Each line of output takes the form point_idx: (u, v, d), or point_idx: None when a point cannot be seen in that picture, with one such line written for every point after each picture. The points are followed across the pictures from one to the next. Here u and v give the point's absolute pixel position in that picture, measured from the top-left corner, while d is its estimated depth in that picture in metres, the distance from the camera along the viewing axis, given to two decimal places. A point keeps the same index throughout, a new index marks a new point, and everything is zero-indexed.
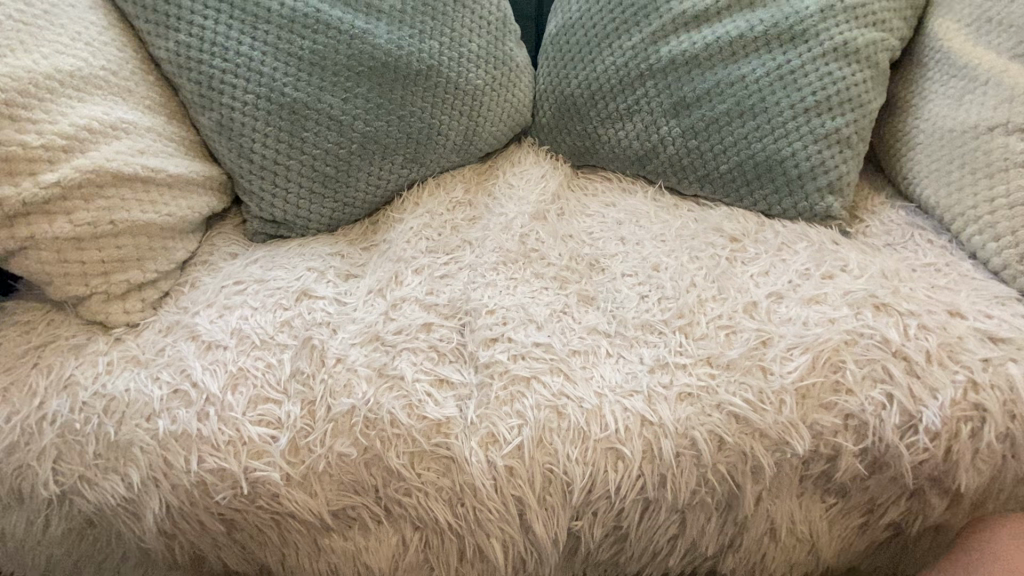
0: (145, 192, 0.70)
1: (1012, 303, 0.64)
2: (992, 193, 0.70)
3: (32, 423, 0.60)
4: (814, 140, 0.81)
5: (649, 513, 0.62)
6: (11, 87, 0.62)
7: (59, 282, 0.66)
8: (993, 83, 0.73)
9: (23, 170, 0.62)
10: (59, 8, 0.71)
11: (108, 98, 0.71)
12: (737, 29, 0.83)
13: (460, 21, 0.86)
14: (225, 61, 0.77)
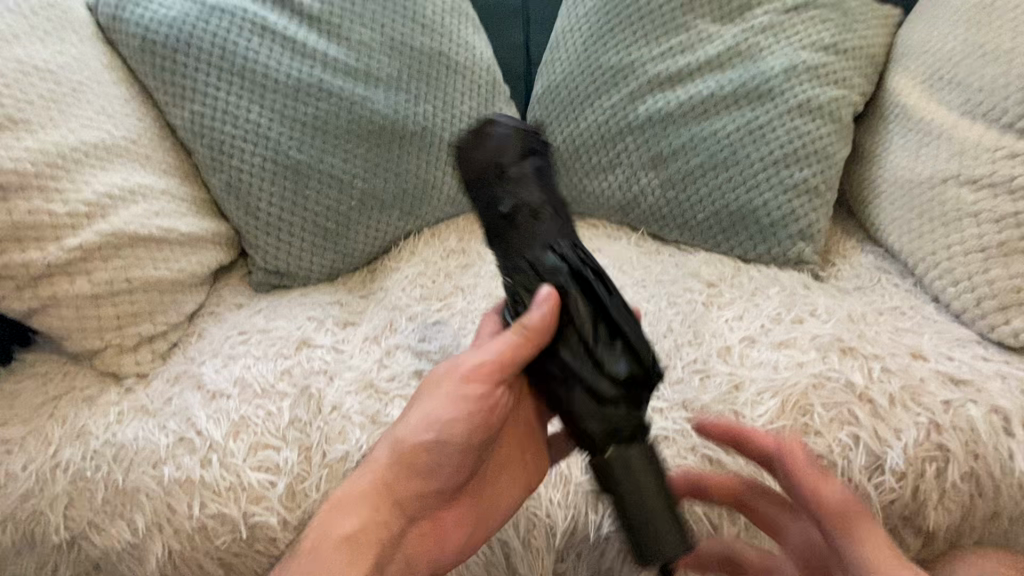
0: (158, 251, 0.76)
1: (972, 346, 0.68)
2: (949, 241, 0.74)
3: (46, 471, 0.64)
4: (783, 190, 0.86)
5: (632, 554, 0.63)
6: (41, 161, 0.68)
7: (78, 336, 0.71)
8: (945, 137, 0.78)
9: (48, 236, 0.68)
10: (85, 85, 0.78)
11: (127, 165, 0.77)
12: (708, 89, 0.89)
13: (453, 85, 0.93)
14: (235, 128, 0.84)
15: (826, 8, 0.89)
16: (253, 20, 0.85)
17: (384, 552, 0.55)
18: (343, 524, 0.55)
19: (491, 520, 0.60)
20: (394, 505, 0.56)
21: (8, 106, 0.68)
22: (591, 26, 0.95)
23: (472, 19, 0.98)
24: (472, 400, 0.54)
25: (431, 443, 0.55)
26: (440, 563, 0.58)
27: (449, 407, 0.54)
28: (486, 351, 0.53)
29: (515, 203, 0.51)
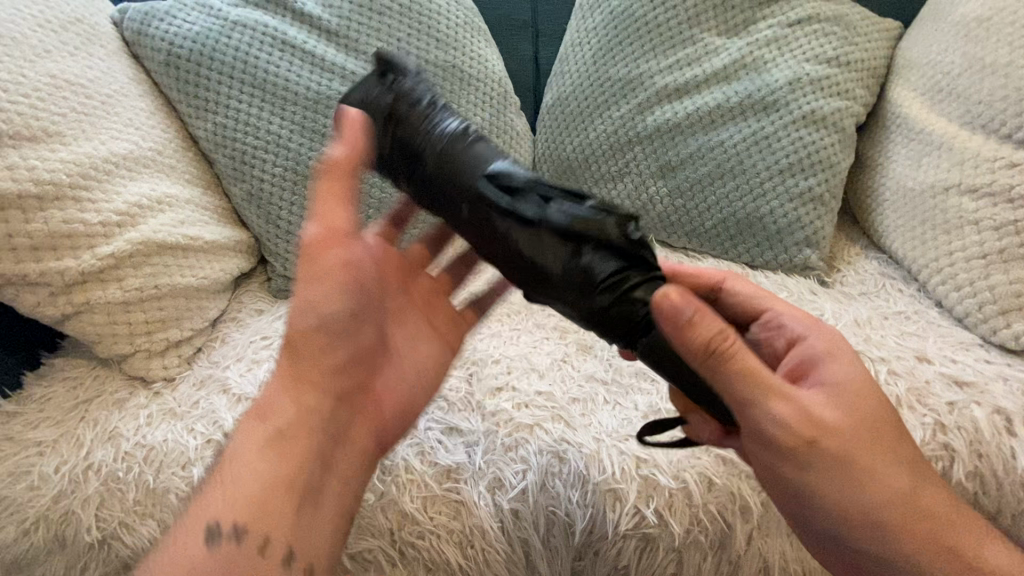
0: (185, 259, 0.78)
1: (974, 349, 0.71)
2: (951, 248, 0.76)
3: (79, 472, 0.66)
4: (788, 198, 0.88)
5: (648, 552, 0.65)
6: (75, 172, 0.71)
7: (107, 342, 0.73)
8: (946, 147, 0.80)
9: (82, 244, 0.71)
10: (114, 98, 0.80)
11: (154, 175, 0.80)
12: (714, 100, 0.92)
13: (466, 97, 0.96)
14: (256, 139, 0.87)
15: (829, 22, 0.92)
16: (274, 35, 0.87)
17: (319, 431, 0.58)
18: (266, 427, 0.57)
19: (413, 390, 0.63)
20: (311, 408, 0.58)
21: (44, 120, 0.71)
22: (600, 39, 0.98)
23: (484, 33, 1.01)
24: (319, 264, 0.55)
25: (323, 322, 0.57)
26: (379, 424, 0.62)
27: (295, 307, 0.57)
28: (317, 209, 0.54)
29: (410, 111, 0.50)
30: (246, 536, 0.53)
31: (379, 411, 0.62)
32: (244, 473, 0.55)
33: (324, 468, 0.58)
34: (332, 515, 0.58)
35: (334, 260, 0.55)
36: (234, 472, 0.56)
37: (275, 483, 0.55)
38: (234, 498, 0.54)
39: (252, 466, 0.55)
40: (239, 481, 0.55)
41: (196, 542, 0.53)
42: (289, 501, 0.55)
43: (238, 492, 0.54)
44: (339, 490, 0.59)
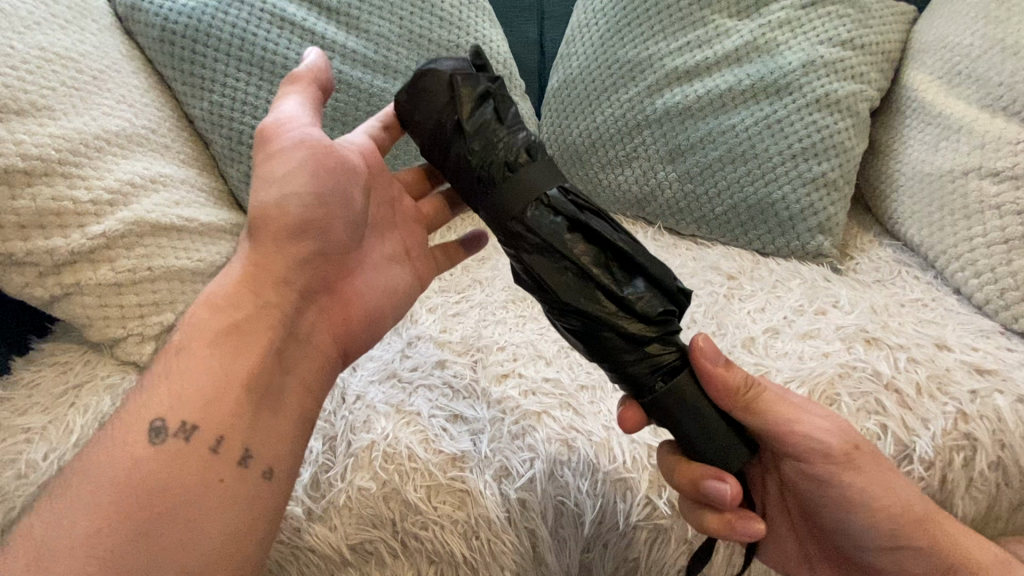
0: (179, 240, 0.76)
1: (994, 337, 0.69)
2: (970, 233, 0.74)
3: (68, 460, 0.64)
4: (801, 183, 0.86)
5: (659, 544, 0.63)
6: (65, 148, 0.68)
7: (98, 325, 0.71)
8: (965, 130, 0.78)
9: (72, 222, 0.68)
10: (106, 73, 0.77)
11: (147, 154, 0.77)
12: (726, 83, 0.89)
13: None
14: (254, 119, 0.84)
15: (843, 4, 0.89)
16: (271, 11, 0.84)
17: (272, 348, 0.59)
18: (218, 319, 0.58)
19: (367, 332, 0.66)
20: (260, 310, 0.59)
21: (32, 92, 0.67)
22: (608, 20, 0.95)
23: (489, 13, 0.97)
24: (311, 173, 0.59)
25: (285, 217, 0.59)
26: (327, 355, 0.64)
27: (261, 187, 0.60)
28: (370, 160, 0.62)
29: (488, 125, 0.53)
30: (196, 435, 0.53)
31: (331, 332, 0.64)
32: (191, 373, 0.55)
33: (277, 380, 0.59)
34: (292, 416, 0.59)
35: (279, 164, 0.59)
36: (189, 461, 0.52)
37: (226, 391, 0.55)
38: (178, 398, 0.54)
39: (201, 369, 0.55)
40: (187, 467, 0.52)
41: (137, 435, 0.51)
42: (246, 407, 0.56)
43: (187, 392, 0.54)
44: (297, 403, 0.60)
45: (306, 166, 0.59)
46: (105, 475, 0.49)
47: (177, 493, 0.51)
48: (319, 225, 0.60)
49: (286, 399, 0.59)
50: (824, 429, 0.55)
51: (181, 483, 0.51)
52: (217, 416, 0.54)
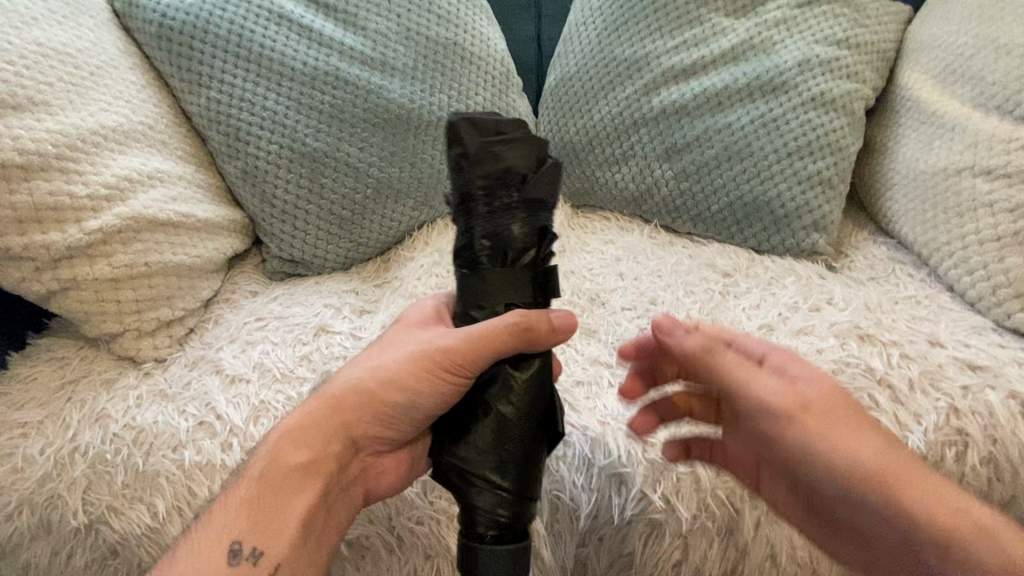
0: (176, 236, 0.76)
1: (987, 333, 0.69)
2: (963, 231, 0.75)
3: (65, 454, 0.64)
4: (797, 182, 0.86)
5: (653, 538, 0.63)
6: (62, 143, 0.68)
7: (96, 320, 0.71)
8: (958, 129, 0.78)
9: (69, 218, 0.68)
10: (104, 69, 0.77)
11: (145, 150, 0.77)
12: (722, 82, 0.90)
13: (468, 76, 0.93)
14: (251, 115, 0.83)
15: (839, 4, 0.90)
16: (270, 8, 0.84)
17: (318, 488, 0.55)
18: (293, 457, 0.55)
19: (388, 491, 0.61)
20: (326, 462, 0.56)
21: (29, 88, 0.68)
22: (605, 18, 0.96)
23: (487, 11, 0.98)
24: (431, 353, 0.54)
25: (386, 395, 0.56)
26: (354, 503, 0.60)
27: (395, 365, 0.56)
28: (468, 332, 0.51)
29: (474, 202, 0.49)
30: (246, 558, 0.51)
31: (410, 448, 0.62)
32: (262, 515, 0.53)
33: (315, 528, 0.55)
34: (329, 547, 0.57)
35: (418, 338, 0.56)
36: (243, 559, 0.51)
37: (307, 486, 0.55)
38: (239, 522, 0.52)
39: (257, 494, 0.54)
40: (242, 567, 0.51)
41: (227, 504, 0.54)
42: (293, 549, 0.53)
43: (275, 469, 0.54)
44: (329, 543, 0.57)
45: (427, 371, 0.54)
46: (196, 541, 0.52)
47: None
48: (390, 411, 0.57)
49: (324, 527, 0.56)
50: (771, 390, 0.53)
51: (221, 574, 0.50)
52: (270, 542, 0.52)
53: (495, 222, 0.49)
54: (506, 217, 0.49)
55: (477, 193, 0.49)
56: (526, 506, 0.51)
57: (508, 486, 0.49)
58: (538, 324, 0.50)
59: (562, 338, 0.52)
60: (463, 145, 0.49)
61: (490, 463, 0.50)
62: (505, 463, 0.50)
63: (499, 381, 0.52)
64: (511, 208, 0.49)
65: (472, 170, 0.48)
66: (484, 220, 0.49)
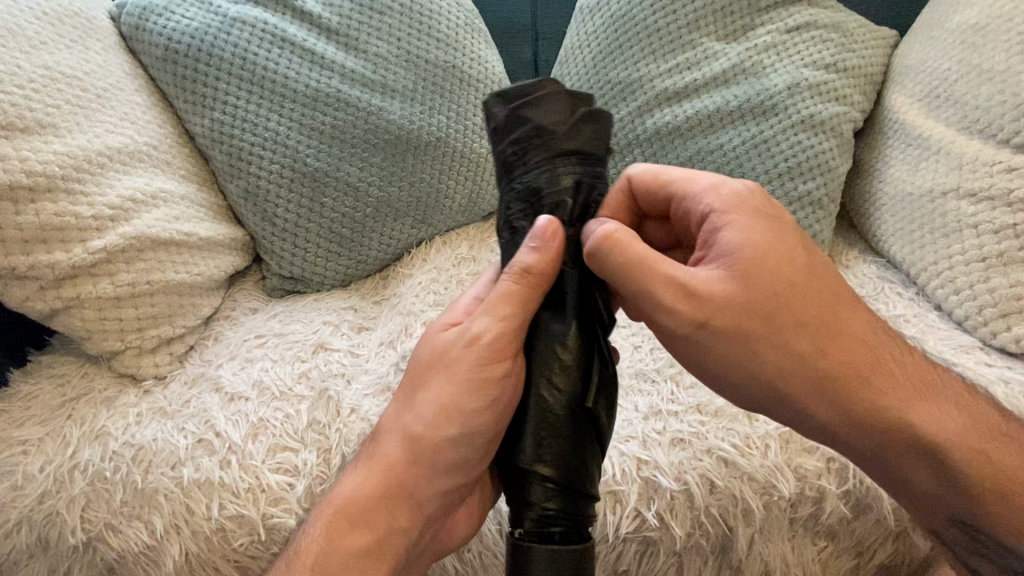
0: (178, 254, 0.77)
1: (974, 352, 0.71)
2: (950, 252, 0.77)
3: (64, 472, 0.65)
4: (788, 202, 0.88)
5: (647, 556, 0.64)
6: (68, 164, 0.70)
7: (97, 338, 0.72)
8: (944, 152, 0.81)
9: (74, 237, 0.69)
10: (110, 91, 0.79)
11: (149, 170, 0.79)
12: (714, 104, 0.92)
13: (466, 97, 0.95)
14: (253, 136, 0.85)
15: (826, 29, 0.93)
16: (273, 32, 0.87)
17: (383, 554, 0.58)
18: (352, 534, 0.58)
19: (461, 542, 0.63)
20: (388, 530, 0.59)
21: (38, 111, 0.69)
22: (600, 41, 0.98)
23: (484, 34, 1.00)
24: (483, 385, 0.56)
25: (441, 445, 0.58)
26: (424, 561, 0.63)
27: (445, 420, 0.57)
28: (500, 310, 0.55)
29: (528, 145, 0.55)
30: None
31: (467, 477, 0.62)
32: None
33: None
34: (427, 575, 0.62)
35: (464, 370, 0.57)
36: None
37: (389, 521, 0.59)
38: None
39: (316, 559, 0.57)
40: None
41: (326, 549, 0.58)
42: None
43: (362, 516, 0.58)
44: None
45: (489, 406, 0.56)
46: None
47: None
48: (451, 462, 0.58)
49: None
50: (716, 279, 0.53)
51: None
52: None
53: (532, 179, 0.55)
54: (541, 173, 0.55)
55: (531, 139, 0.55)
56: (586, 499, 0.53)
57: (554, 478, 0.52)
58: (545, 273, 0.54)
59: (554, 252, 0.53)
60: (494, 117, 0.57)
61: (536, 458, 0.52)
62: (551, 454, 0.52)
63: (548, 376, 0.54)
64: (563, 154, 0.55)
65: (531, 119, 0.55)
66: (535, 159, 0.55)
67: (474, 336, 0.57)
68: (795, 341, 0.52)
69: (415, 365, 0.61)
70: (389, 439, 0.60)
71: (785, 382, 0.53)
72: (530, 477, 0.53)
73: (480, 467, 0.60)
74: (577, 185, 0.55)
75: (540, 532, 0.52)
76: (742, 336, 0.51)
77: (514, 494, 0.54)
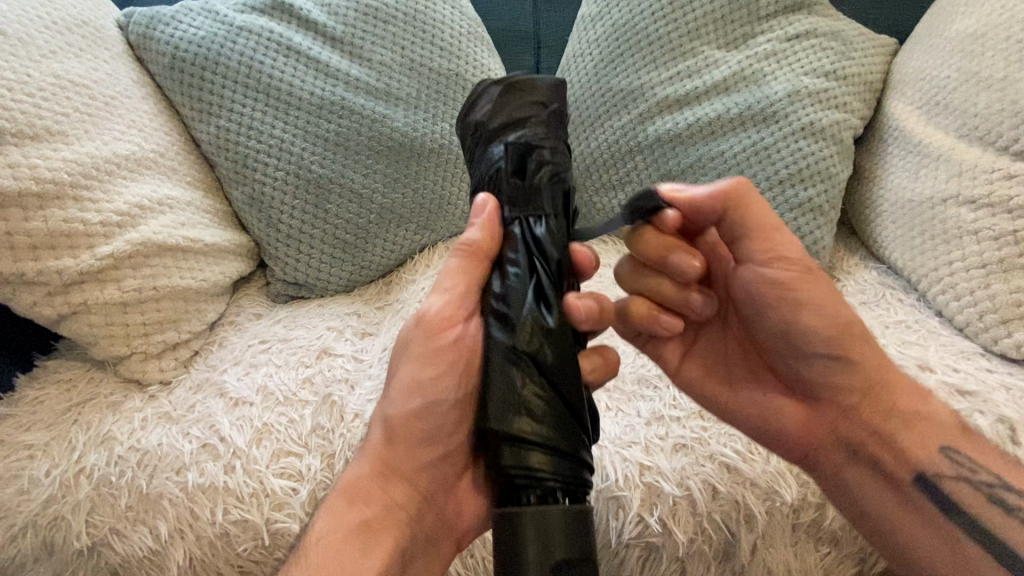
0: (184, 260, 0.78)
1: (975, 358, 0.71)
2: (950, 258, 0.77)
3: (70, 476, 0.65)
4: (789, 208, 0.89)
5: (650, 562, 0.64)
6: (77, 171, 0.70)
7: (103, 343, 0.73)
8: (943, 159, 0.81)
9: (82, 244, 0.70)
10: (117, 99, 0.80)
11: (156, 177, 0.80)
12: (715, 111, 0.93)
13: None
14: (258, 143, 0.86)
15: (826, 38, 0.94)
16: (278, 41, 0.88)
17: (383, 538, 0.57)
18: (351, 514, 0.58)
19: (472, 521, 0.61)
20: (383, 508, 0.59)
21: (47, 119, 0.70)
22: (602, 49, 0.99)
23: (487, 42, 1.01)
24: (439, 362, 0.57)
25: (413, 418, 0.58)
26: (443, 547, 0.61)
27: (413, 394, 0.58)
28: (445, 285, 0.57)
29: (473, 142, 0.57)
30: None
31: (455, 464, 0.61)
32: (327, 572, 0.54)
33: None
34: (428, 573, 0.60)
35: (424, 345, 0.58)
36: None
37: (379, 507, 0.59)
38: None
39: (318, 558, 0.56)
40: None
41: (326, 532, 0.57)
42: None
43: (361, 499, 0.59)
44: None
45: (453, 371, 0.57)
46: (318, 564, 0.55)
47: None
48: (428, 429, 0.58)
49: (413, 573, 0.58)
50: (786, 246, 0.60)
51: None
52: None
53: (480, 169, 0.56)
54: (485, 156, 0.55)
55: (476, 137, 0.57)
56: (565, 456, 0.46)
57: (531, 435, 0.46)
58: (479, 238, 0.55)
59: (492, 226, 0.55)
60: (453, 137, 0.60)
61: (506, 419, 0.47)
62: (527, 410, 0.47)
63: (497, 336, 0.51)
64: (497, 132, 0.54)
65: (469, 119, 0.57)
66: (480, 149, 0.56)
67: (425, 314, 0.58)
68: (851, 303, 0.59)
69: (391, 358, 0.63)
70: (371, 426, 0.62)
71: (848, 334, 0.57)
72: (498, 441, 0.47)
73: (459, 434, 0.59)
74: (508, 151, 0.53)
75: (513, 501, 0.45)
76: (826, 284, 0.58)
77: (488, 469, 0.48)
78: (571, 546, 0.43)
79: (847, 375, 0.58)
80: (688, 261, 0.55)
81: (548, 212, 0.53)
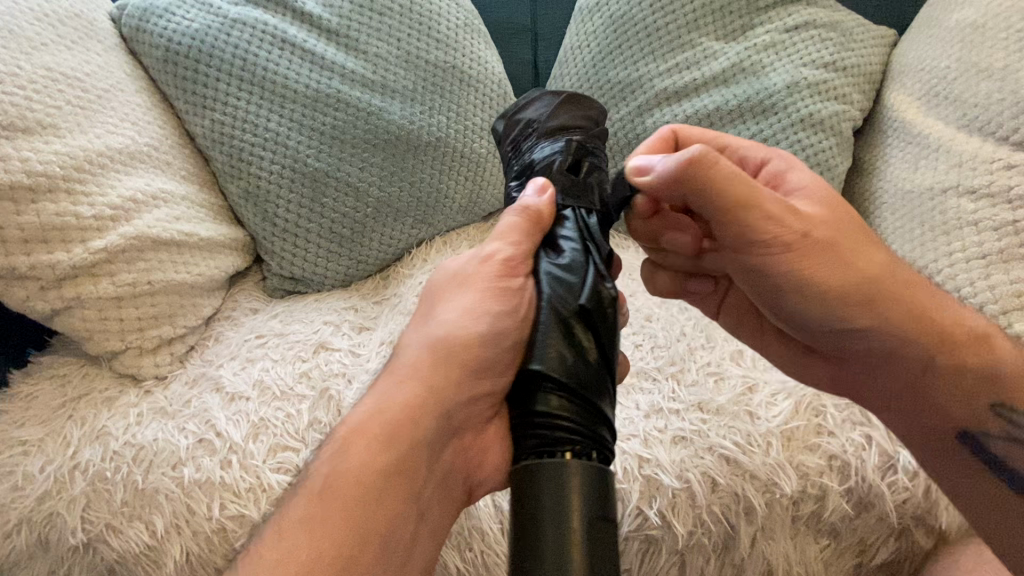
0: (179, 254, 0.77)
1: None
2: (950, 249, 0.77)
3: (65, 472, 0.65)
4: None
5: (649, 555, 0.64)
6: (70, 165, 0.70)
7: (98, 338, 0.72)
8: (943, 150, 0.81)
9: (75, 238, 0.69)
10: (110, 92, 0.79)
11: (150, 171, 0.79)
12: (714, 103, 0.92)
13: (467, 97, 0.95)
14: (254, 136, 0.85)
15: (826, 28, 0.93)
16: (273, 33, 0.87)
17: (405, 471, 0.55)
18: (372, 452, 0.55)
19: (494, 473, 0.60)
20: (411, 445, 0.56)
21: (38, 111, 0.69)
22: (599, 41, 0.98)
23: (484, 34, 1.00)
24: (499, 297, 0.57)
25: (462, 344, 0.57)
26: (455, 497, 0.60)
27: (469, 317, 0.57)
28: (504, 233, 0.58)
29: (514, 149, 0.65)
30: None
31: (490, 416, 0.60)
32: (332, 508, 0.54)
33: (411, 522, 0.56)
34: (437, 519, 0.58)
35: (485, 275, 0.58)
36: (376, 512, 0.54)
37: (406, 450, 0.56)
38: (320, 523, 0.53)
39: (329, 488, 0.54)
40: (376, 519, 0.54)
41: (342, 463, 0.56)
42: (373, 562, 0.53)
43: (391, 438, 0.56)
44: (428, 534, 0.58)
45: (506, 308, 0.56)
46: (324, 496, 0.54)
47: (356, 521, 0.54)
48: (479, 361, 0.57)
49: (423, 521, 0.57)
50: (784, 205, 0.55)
51: (359, 521, 0.54)
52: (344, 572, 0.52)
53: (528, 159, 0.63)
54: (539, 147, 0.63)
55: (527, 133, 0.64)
56: (597, 412, 0.49)
57: (578, 388, 0.49)
58: (543, 206, 0.57)
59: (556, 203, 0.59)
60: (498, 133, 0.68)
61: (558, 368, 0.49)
62: (576, 366, 0.49)
63: (551, 294, 0.53)
64: (553, 131, 0.63)
65: (524, 117, 0.65)
66: (530, 144, 0.63)
67: (488, 255, 0.59)
68: (857, 263, 0.55)
69: (438, 286, 0.62)
70: (413, 350, 0.59)
71: (852, 298, 0.55)
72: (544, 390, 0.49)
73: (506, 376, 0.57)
74: (566, 144, 0.60)
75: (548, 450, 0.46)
76: (816, 254, 0.54)
77: (523, 416, 0.49)
78: (593, 501, 0.43)
79: (859, 340, 0.58)
80: (676, 237, 0.62)
81: (597, 207, 0.60)
